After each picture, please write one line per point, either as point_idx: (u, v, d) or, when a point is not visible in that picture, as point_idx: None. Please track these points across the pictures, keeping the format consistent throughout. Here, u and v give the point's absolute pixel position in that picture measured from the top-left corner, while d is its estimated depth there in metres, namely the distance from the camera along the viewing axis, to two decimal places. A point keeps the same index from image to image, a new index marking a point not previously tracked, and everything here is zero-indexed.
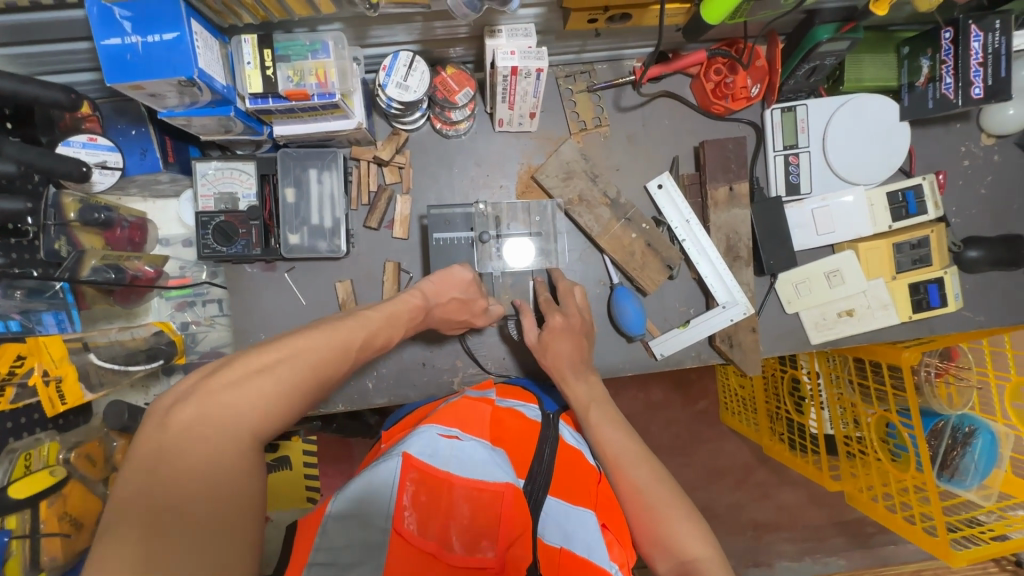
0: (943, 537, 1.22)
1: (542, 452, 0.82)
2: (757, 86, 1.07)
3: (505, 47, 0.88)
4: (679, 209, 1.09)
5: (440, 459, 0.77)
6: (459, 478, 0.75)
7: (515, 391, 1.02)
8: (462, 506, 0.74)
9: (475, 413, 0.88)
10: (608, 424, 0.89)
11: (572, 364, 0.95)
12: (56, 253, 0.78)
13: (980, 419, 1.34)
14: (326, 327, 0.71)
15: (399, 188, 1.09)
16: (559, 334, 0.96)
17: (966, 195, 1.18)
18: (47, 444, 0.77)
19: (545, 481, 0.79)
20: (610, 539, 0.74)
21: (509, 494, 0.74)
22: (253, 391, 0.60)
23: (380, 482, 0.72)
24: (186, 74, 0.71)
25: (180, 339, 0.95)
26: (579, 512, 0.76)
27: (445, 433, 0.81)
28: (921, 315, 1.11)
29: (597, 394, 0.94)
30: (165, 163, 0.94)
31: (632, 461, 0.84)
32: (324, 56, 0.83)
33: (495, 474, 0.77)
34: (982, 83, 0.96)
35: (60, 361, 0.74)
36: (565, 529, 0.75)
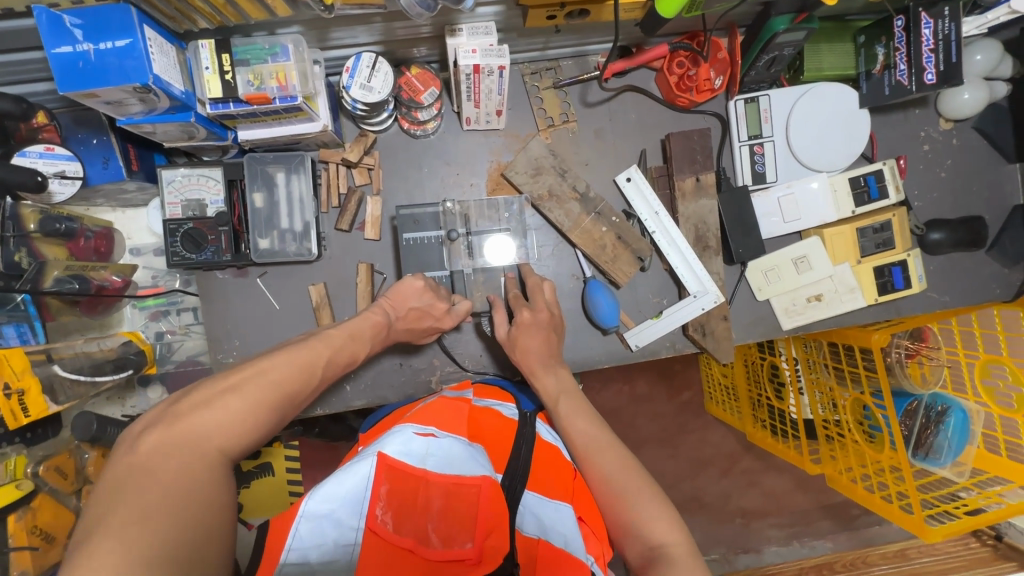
0: (918, 514, 1.24)
1: (519, 450, 0.83)
2: (720, 78, 1.08)
3: (466, 46, 0.89)
4: (648, 201, 1.11)
5: (416, 457, 0.78)
6: (434, 475, 0.77)
7: (492, 389, 1.02)
8: (439, 500, 0.76)
9: (451, 411, 0.90)
10: (580, 416, 0.89)
11: (541, 359, 0.96)
12: (17, 265, 0.78)
13: (952, 398, 1.36)
14: (286, 351, 0.75)
15: (369, 189, 1.09)
16: (529, 330, 0.96)
17: (927, 179, 1.21)
18: (13, 458, 0.76)
19: (523, 473, 0.80)
20: (586, 532, 0.75)
21: (485, 488, 0.76)
22: (222, 410, 0.64)
23: (349, 482, 0.72)
24: (141, 80, 0.70)
25: (150, 349, 0.93)
26: (556, 505, 0.77)
27: (421, 431, 0.82)
28: (887, 297, 1.13)
29: (566, 386, 0.95)
30: (128, 171, 0.93)
31: (599, 450, 0.84)
32: (284, 59, 0.83)
33: (473, 467, 0.79)
34: (934, 69, 0.98)
35: (22, 373, 0.72)
36: (543, 522, 0.76)
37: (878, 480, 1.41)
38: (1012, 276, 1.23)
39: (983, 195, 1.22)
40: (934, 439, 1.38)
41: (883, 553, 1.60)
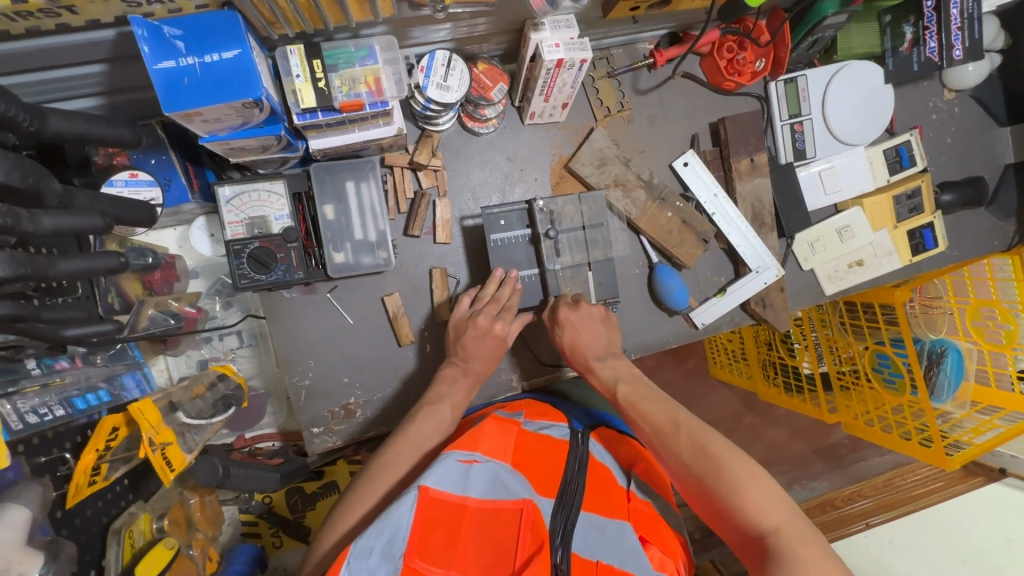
0: (938, 446, 1.39)
1: (570, 468, 0.84)
2: (762, 61, 1.11)
3: (550, 40, 0.88)
4: (706, 182, 1.14)
5: (458, 484, 0.73)
6: (473, 501, 0.71)
7: (542, 409, 1.02)
8: (477, 528, 0.70)
9: (497, 432, 0.84)
10: (645, 401, 0.87)
11: (594, 352, 0.95)
12: (112, 307, 0.74)
13: (950, 340, 1.56)
14: (422, 415, 0.87)
15: (435, 191, 1.06)
16: (584, 326, 0.95)
17: (936, 145, 1.32)
18: (141, 517, 0.85)
19: (577, 491, 0.80)
20: (653, 553, 0.76)
21: (527, 510, 0.70)
22: (362, 494, 0.77)
23: (392, 518, 0.67)
24: (254, 95, 0.64)
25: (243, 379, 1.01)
26: (616, 525, 0.78)
27: (463, 458, 0.77)
28: (919, 257, 1.25)
29: (623, 373, 0.93)
30: (192, 192, 0.87)
31: (671, 432, 0.81)
32: (372, 62, 0.79)
33: (513, 490, 0.73)
34: (962, 45, 1.10)
35: (158, 427, 0.75)
36: (601, 545, 0.74)
37: (895, 421, 1.54)
38: (1007, 228, 1.38)
39: (981, 157, 1.35)
40: (937, 378, 1.56)
41: (874, 484, 1.78)
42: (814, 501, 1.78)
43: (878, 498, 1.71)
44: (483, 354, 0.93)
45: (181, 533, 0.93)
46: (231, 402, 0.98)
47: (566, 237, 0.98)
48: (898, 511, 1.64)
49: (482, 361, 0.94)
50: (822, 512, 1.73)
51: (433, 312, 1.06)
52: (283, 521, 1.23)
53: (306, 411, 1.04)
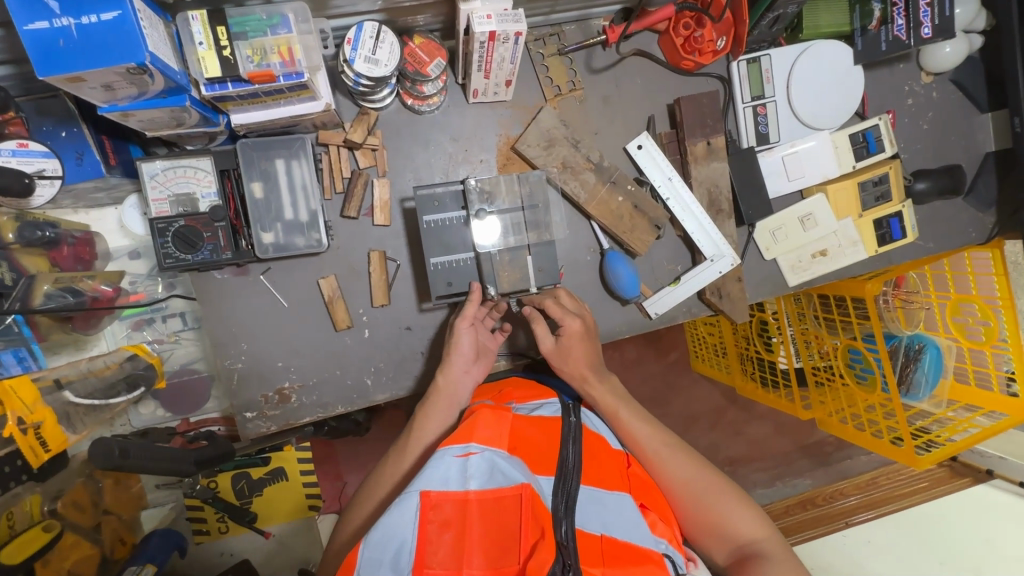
0: (909, 446, 1.35)
1: (567, 447, 0.79)
2: (723, 39, 1.06)
3: (480, 11, 0.83)
4: (661, 167, 1.10)
5: (457, 480, 0.67)
6: (474, 492, 0.66)
7: (530, 386, 0.99)
8: (481, 522, 0.64)
9: (492, 419, 0.78)
10: (644, 420, 0.91)
11: (593, 365, 0.96)
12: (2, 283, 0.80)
13: (928, 337, 1.52)
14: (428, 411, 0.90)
15: (374, 171, 1.03)
16: (576, 345, 0.96)
17: (913, 132, 1.26)
18: (28, 499, 0.87)
19: (575, 468, 0.75)
20: (652, 519, 0.77)
21: (527, 495, 0.65)
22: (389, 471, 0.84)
23: (395, 527, 0.62)
24: (137, 61, 0.62)
25: (157, 361, 1.03)
26: (616, 497, 0.76)
27: (459, 452, 0.71)
28: (886, 247, 1.19)
29: (619, 394, 0.94)
30: (107, 167, 0.84)
31: (667, 450, 0.87)
32: (285, 31, 0.75)
33: (511, 475, 0.67)
34: (931, 22, 1.04)
35: (32, 406, 0.78)
36: (602, 517, 0.71)
37: (867, 418, 1.51)
38: (986, 220, 1.31)
39: (961, 145, 1.29)
40: (914, 375, 1.53)
41: (856, 483, 1.80)
42: (796, 498, 1.79)
43: (863, 496, 1.72)
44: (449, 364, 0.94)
45: (82, 517, 0.94)
46: (139, 381, 1.00)
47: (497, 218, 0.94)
48: (885, 509, 1.63)
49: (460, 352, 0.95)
50: (805, 509, 1.75)
51: (372, 296, 1.03)
52: (228, 507, 1.21)
53: (240, 395, 1.02)
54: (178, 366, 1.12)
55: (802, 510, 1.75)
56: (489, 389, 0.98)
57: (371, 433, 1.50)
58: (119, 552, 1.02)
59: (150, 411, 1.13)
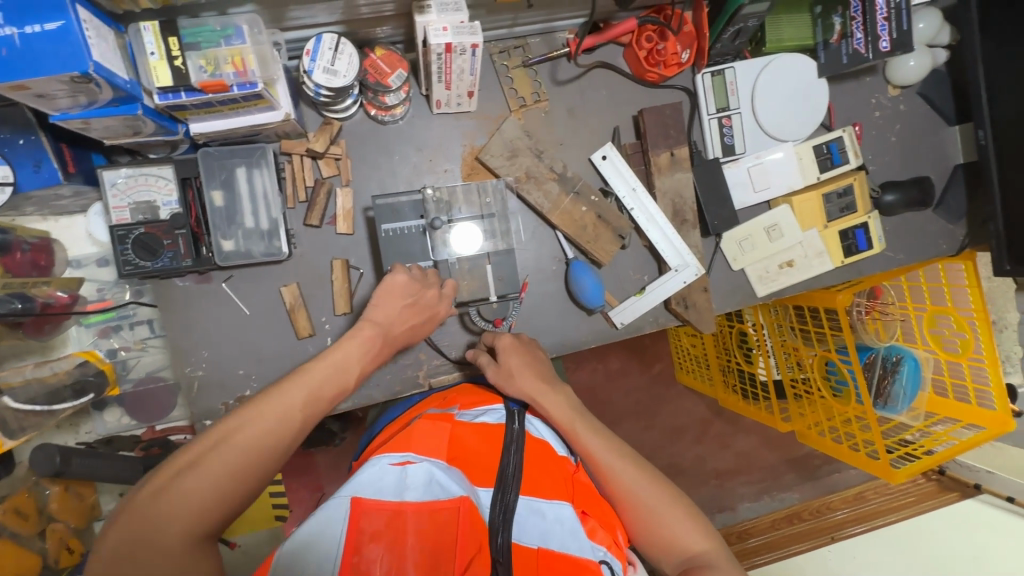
0: (884, 459, 1.34)
1: (508, 454, 0.79)
2: (687, 52, 1.08)
3: (436, 24, 0.85)
4: (626, 177, 1.10)
5: (393, 490, 0.68)
6: (410, 504, 0.67)
7: (476, 395, 0.97)
8: (416, 534, 0.65)
9: (430, 428, 0.80)
10: (598, 433, 0.87)
11: (544, 378, 0.92)
12: None
13: (906, 349, 1.50)
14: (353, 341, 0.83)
15: (338, 180, 1.03)
16: (519, 370, 0.93)
17: (880, 144, 1.27)
18: None
19: (515, 480, 0.75)
20: (592, 526, 0.76)
21: (465, 508, 0.67)
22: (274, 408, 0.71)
23: (325, 534, 0.63)
24: (80, 69, 0.63)
25: (108, 368, 1.01)
26: (555, 505, 0.74)
27: (397, 460, 0.72)
28: (852, 258, 1.20)
29: (574, 406, 0.91)
30: (65, 174, 0.86)
31: (620, 462, 0.84)
32: (239, 42, 0.76)
33: (449, 488, 0.69)
34: (888, 36, 1.05)
35: None
36: (540, 529, 0.72)
37: (845, 431, 1.50)
38: (957, 231, 1.32)
39: (929, 157, 1.30)
40: (891, 388, 1.51)
41: (843, 497, 1.79)
42: (782, 513, 1.79)
43: (852, 510, 1.71)
44: (397, 314, 0.88)
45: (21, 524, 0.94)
46: (87, 389, 0.97)
47: (460, 226, 0.95)
48: (877, 522, 1.60)
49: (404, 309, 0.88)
50: (792, 523, 1.74)
51: (334, 304, 1.03)
52: None
53: (200, 403, 1.02)
54: (144, 374, 1.10)
55: (789, 525, 1.75)
56: (437, 397, 1.00)
57: (347, 442, 1.49)
58: (64, 562, 0.99)
59: (116, 418, 1.11)
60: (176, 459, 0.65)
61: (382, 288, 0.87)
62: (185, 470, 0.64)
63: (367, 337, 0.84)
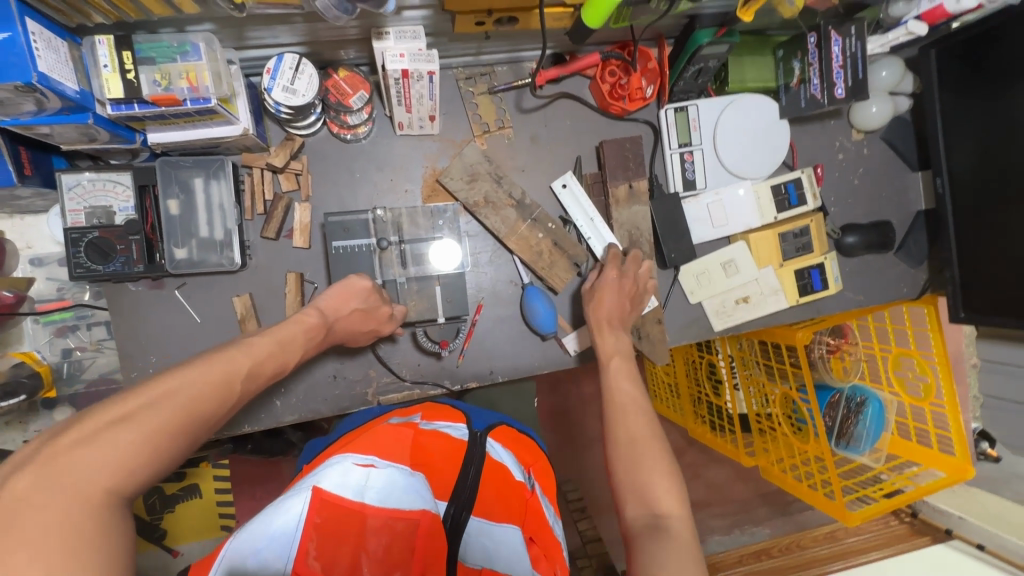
0: (840, 500, 1.33)
1: (467, 473, 0.78)
2: (652, 87, 1.11)
3: (393, 49, 0.86)
4: (584, 208, 1.12)
5: (355, 490, 0.67)
6: (373, 508, 0.67)
7: (440, 411, 0.96)
8: (376, 537, 0.67)
9: (392, 437, 0.79)
10: (629, 382, 0.99)
11: (616, 318, 1.06)
12: None
13: (869, 390, 1.48)
14: (294, 320, 0.84)
15: (297, 195, 1.05)
16: (607, 294, 1.06)
17: (843, 186, 1.29)
18: None
19: (469, 500, 0.76)
20: (537, 554, 0.76)
21: (426, 521, 0.70)
22: (216, 371, 0.69)
23: (279, 527, 0.61)
24: (24, 80, 0.65)
25: (41, 371, 1.05)
26: (503, 529, 0.75)
27: (361, 462, 0.70)
28: (807, 298, 1.20)
29: (624, 350, 1.04)
30: (20, 177, 0.86)
31: (631, 413, 0.92)
32: (195, 58, 0.78)
33: (411, 498, 0.70)
34: (844, 84, 1.04)
35: None
36: (486, 549, 0.74)
37: (805, 469, 1.48)
38: (918, 275, 1.33)
39: (893, 201, 1.31)
40: (855, 428, 1.50)
41: (815, 535, 1.65)
42: (750, 547, 1.65)
43: (830, 548, 1.58)
44: (345, 314, 0.90)
45: None
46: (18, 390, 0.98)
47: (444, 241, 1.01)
48: (855, 560, 1.49)
49: (350, 316, 0.90)
50: (760, 559, 1.61)
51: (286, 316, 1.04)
52: (137, 521, 1.22)
53: None
54: (98, 375, 1.11)
55: (757, 561, 1.61)
56: (404, 409, 0.99)
57: None
58: None
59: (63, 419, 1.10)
60: (103, 410, 0.58)
61: (338, 286, 0.90)
62: (117, 422, 0.58)
63: (312, 323, 0.85)
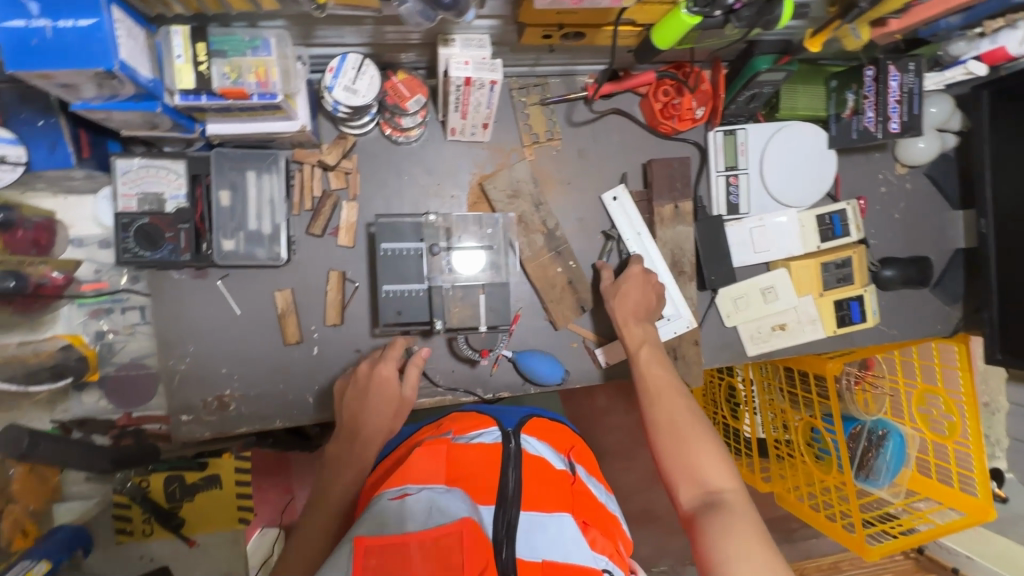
0: (859, 534, 1.31)
1: (507, 472, 0.78)
2: (702, 109, 1.11)
3: (458, 57, 0.87)
4: (632, 220, 1.12)
5: (394, 523, 0.67)
6: (412, 535, 0.65)
7: (470, 420, 0.95)
8: (422, 563, 0.63)
9: (427, 455, 0.81)
10: (659, 365, 0.96)
11: (641, 310, 1.03)
12: None
13: (892, 424, 1.47)
14: (345, 432, 0.93)
15: (345, 194, 1.05)
16: (630, 289, 1.04)
17: (883, 219, 1.29)
18: None
19: (515, 496, 0.75)
20: (592, 536, 0.75)
21: (467, 530, 0.65)
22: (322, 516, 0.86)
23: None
24: (106, 66, 0.65)
25: (90, 354, 1.07)
26: (556, 519, 0.73)
27: (395, 495, 0.72)
28: (845, 329, 1.20)
29: (651, 337, 1.01)
30: (78, 159, 0.87)
31: (664, 396, 0.91)
32: (265, 54, 0.78)
33: (449, 512, 0.67)
34: (899, 119, 1.04)
35: None
36: (545, 542, 0.70)
37: (824, 499, 1.47)
38: (952, 313, 1.32)
39: (931, 238, 1.31)
40: (874, 461, 1.48)
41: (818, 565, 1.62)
42: None
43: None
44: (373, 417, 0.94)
45: None
46: None
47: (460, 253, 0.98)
48: None
49: (374, 411, 0.94)
50: None
51: (326, 314, 1.04)
52: (155, 509, 1.20)
53: (178, 396, 1.02)
54: (128, 360, 1.11)
55: None
56: (429, 427, 0.97)
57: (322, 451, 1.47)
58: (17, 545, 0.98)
59: (93, 401, 1.12)
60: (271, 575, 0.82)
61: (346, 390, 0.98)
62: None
63: (346, 437, 0.93)
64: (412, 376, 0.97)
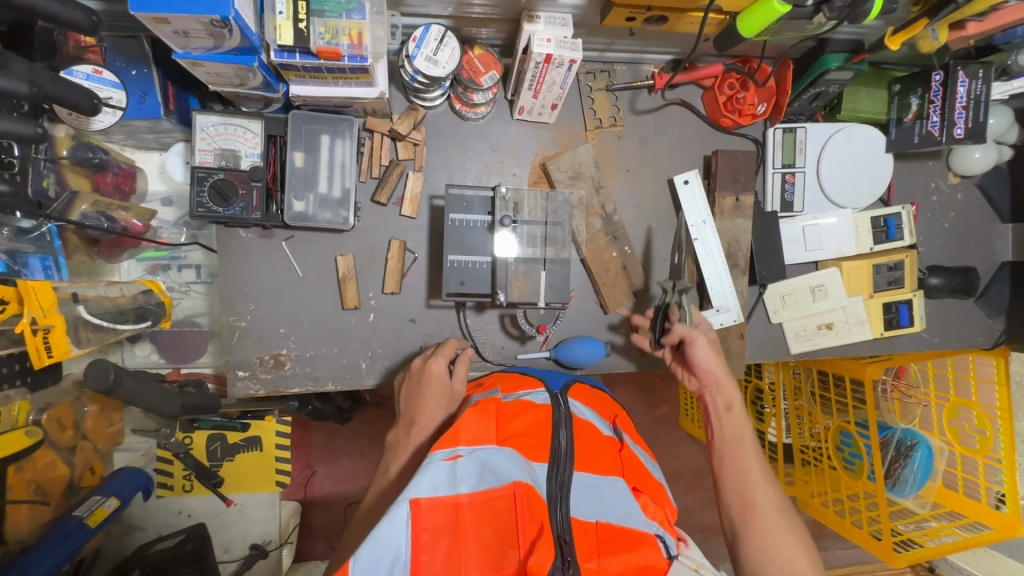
0: (886, 541, 1.31)
1: (559, 434, 0.75)
2: (763, 105, 1.10)
3: (541, 34, 0.88)
4: (699, 209, 1.12)
5: (447, 484, 0.64)
6: (466, 496, 0.63)
7: (516, 381, 0.94)
8: (476, 526, 0.61)
9: (476, 415, 0.77)
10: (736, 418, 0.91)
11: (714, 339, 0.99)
12: (45, 192, 0.82)
13: (921, 435, 1.45)
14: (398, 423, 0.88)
15: (411, 164, 1.07)
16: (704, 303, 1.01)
17: (932, 227, 1.29)
18: (18, 404, 0.87)
19: (568, 456, 0.73)
20: (644, 501, 0.77)
21: (521, 491, 0.62)
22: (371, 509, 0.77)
23: (385, 538, 0.58)
24: (221, 14, 0.67)
25: (168, 301, 1.03)
26: (610, 482, 0.74)
27: (446, 456, 0.68)
28: (891, 332, 1.21)
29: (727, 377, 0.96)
30: (165, 110, 0.89)
31: (739, 459, 0.85)
32: (359, 17, 0.79)
33: (502, 474, 0.65)
34: (964, 124, 1.04)
35: (48, 310, 0.78)
36: (598, 504, 0.70)
37: (849, 504, 1.46)
38: (994, 326, 1.33)
39: (978, 250, 1.31)
40: (902, 471, 1.47)
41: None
42: None
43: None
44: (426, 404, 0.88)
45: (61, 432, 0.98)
46: (147, 315, 0.98)
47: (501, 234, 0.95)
48: None
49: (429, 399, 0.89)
50: None
51: (384, 282, 1.06)
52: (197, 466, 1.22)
53: (235, 352, 1.04)
54: (181, 316, 1.13)
55: None
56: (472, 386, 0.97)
57: (351, 426, 1.49)
58: (87, 480, 1.09)
59: (145, 354, 1.14)
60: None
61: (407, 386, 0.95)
62: None
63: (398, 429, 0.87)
64: (462, 370, 0.95)
